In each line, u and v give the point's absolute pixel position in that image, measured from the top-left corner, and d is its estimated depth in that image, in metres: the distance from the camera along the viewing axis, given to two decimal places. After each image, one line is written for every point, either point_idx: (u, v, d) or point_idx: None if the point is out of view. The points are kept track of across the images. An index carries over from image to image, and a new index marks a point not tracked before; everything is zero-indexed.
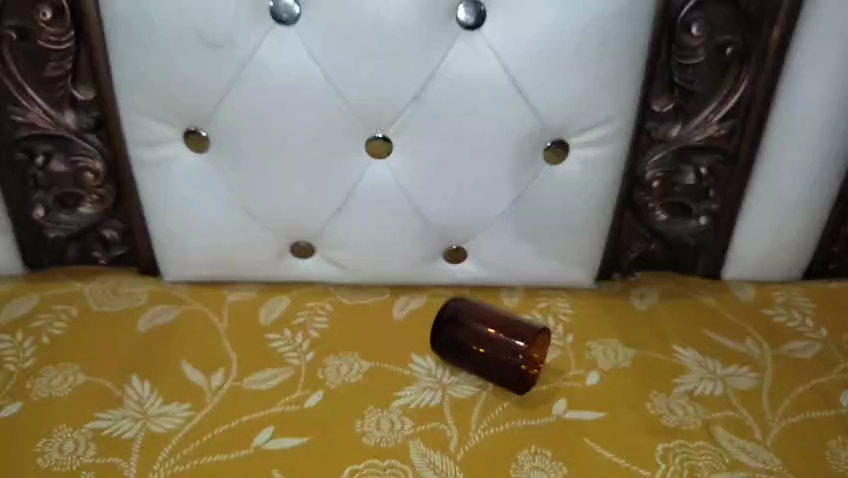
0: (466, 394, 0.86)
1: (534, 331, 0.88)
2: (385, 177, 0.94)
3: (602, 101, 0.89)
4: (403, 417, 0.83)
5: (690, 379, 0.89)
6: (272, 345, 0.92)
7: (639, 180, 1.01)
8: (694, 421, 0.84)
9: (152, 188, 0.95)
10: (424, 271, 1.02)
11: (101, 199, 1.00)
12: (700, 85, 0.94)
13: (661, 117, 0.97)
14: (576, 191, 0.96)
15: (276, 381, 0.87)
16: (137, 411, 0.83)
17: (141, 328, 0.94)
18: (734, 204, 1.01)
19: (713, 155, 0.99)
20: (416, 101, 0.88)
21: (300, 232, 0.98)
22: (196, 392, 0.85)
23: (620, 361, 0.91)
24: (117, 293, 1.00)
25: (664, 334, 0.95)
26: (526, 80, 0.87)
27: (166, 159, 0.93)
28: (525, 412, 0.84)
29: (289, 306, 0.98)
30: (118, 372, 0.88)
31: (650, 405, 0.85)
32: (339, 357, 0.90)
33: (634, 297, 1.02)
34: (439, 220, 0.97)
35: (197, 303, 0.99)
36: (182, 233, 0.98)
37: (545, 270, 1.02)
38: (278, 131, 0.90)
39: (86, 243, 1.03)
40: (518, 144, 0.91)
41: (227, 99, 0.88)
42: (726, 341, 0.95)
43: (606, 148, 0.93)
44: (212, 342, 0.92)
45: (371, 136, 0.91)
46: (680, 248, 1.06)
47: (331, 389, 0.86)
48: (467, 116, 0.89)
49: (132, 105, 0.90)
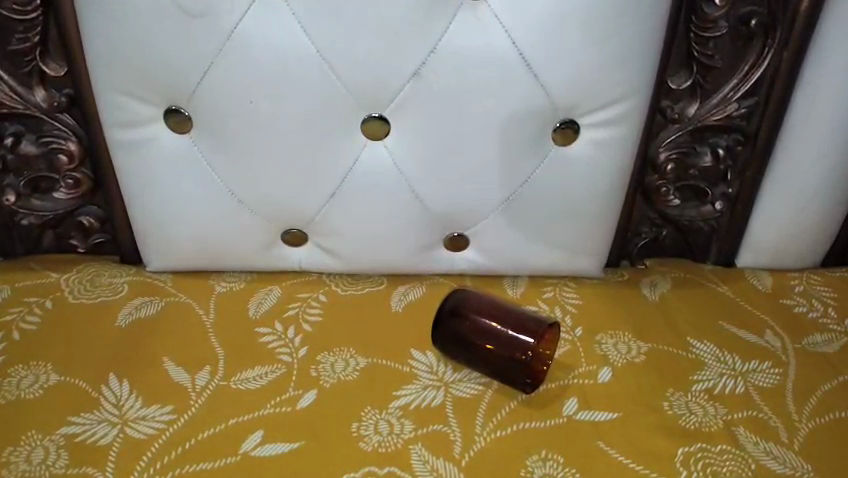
0: (469, 393, 0.80)
1: (544, 326, 0.82)
2: (382, 161, 0.88)
3: (617, 78, 0.82)
4: (402, 418, 0.77)
5: (708, 376, 0.83)
6: (263, 340, 0.86)
7: (652, 162, 0.95)
8: (715, 422, 0.78)
9: (130, 172, 0.88)
10: (423, 259, 0.96)
11: (77, 184, 0.94)
12: (721, 60, 0.88)
13: (677, 95, 0.91)
14: (586, 175, 0.89)
15: (266, 380, 0.81)
16: (115, 415, 0.77)
17: (121, 322, 0.88)
18: (752, 188, 0.95)
19: (730, 135, 0.94)
20: (415, 79, 0.82)
21: (291, 219, 0.92)
22: (179, 394, 0.79)
23: (633, 356, 0.85)
24: (95, 285, 0.93)
25: (677, 326, 0.90)
26: (536, 54, 0.80)
27: (145, 141, 0.86)
28: (534, 412, 0.78)
29: (280, 298, 0.92)
30: (95, 371, 0.82)
31: (667, 404, 0.80)
32: (333, 353, 0.84)
33: (645, 287, 0.97)
34: (440, 206, 0.91)
35: (183, 295, 0.93)
36: (164, 221, 0.92)
37: (551, 259, 0.96)
38: (266, 111, 0.83)
39: (63, 230, 0.98)
40: (525, 125, 0.85)
41: (210, 76, 0.81)
42: (745, 334, 0.89)
43: (620, 129, 0.86)
44: (198, 338, 0.86)
45: (367, 116, 0.85)
46: (692, 234, 1.01)
47: (325, 388, 0.80)
48: (471, 94, 0.82)
49: (106, 82, 0.83)
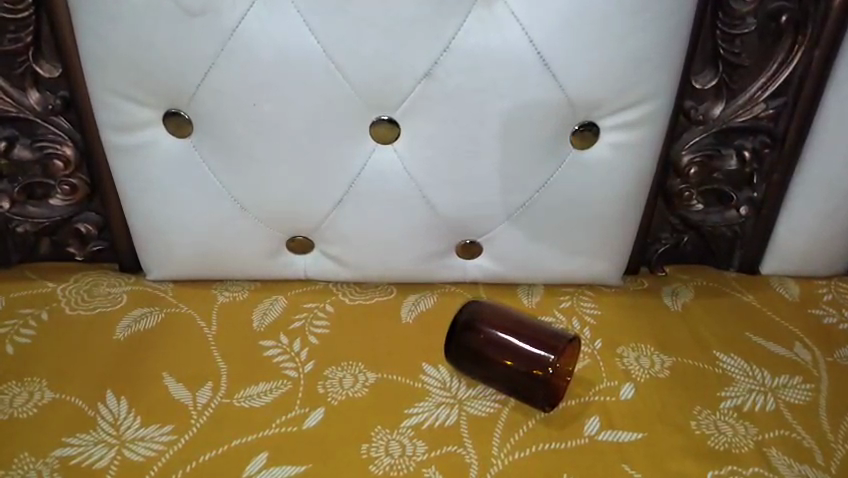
0: (485, 412, 0.76)
1: (564, 341, 0.78)
2: (392, 165, 0.84)
3: (641, 78, 0.78)
4: (415, 439, 0.73)
5: (737, 392, 0.79)
6: (268, 354, 0.82)
7: (674, 165, 0.91)
8: (746, 443, 0.74)
9: (128, 177, 0.85)
10: (433, 268, 0.92)
11: (74, 189, 0.90)
12: (748, 59, 0.84)
13: (702, 95, 0.86)
14: (606, 179, 0.85)
15: (271, 397, 0.77)
16: (111, 435, 0.73)
17: (119, 335, 0.84)
18: (779, 192, 0.91)
19: (757, 137, 0.89)
20: (427, 79, 0.77)
21: (296, 226, 0.88)
22: (179, 412, 0.75)
23: (656, 371, 0.81)
24: (93, 295, 0.90)
25: (702, 339, 0.86)
26: (555, 53, 0.76)
27: (144, 145, 0.83)
28: (553, 433, 0.74)
29: (285, 309, 0.89)
30: (92, 388, 0.78)
31: (694, 423, 0.75)
32: (340, 368, 0.81)
33: (667, 296, 0.93)
34: (452, 212, 0.87)
35: (184, 306, 0.89)
36: (164, 228, 0.88)
37: (568, 267, 0.92)
38: (271, 114, 0.79)
39: (60, 237, 0.94)
40: (542, 127, 0.81)
41: (211, 78, 0.77)
42: (773, 347, 0.85)
43: (643, 131, 0.82)
44: (200, 352, 0.82)
45: (375, 119, 0.81)
46: (715, 240, 0.97)
47: (333, 406, 0.76)
48: (486, 95, 0.78)
49: (102, 84, 0.79)
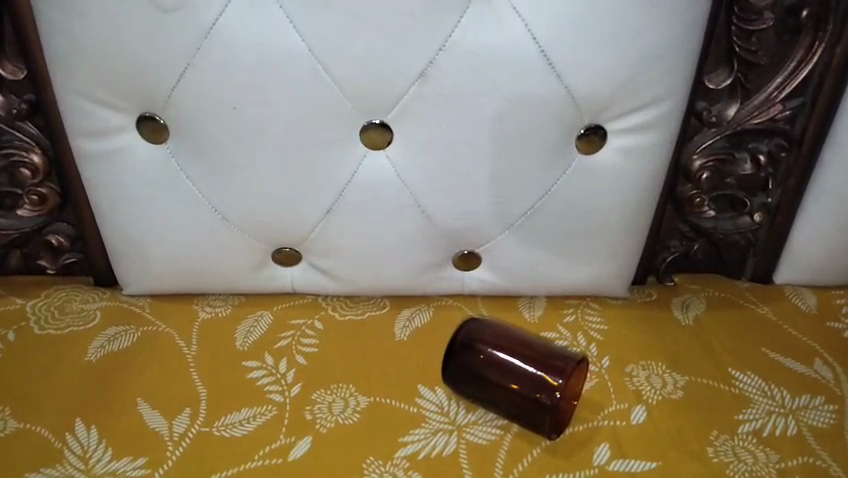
0: (486, 439, 0.70)
1: (572, 363, 0.72)
2: (384, 172, 0.78)
3: (653, 77, 0.72)
4: (411, 471, 0.67)
5: (756, 415, 0.74)
6: (252, 376, 0.76)
7: (685, 170, 0.85)
8: (768, 471, 0.68)
9: (100, 186, 0.79)
10: (429, 280, 0.86)
11: (43, 199, 0.84)
12: (764, 56, 0.78)
13: (715, 95, 0.81)
14: (614, 185, 0.79)
15: (255, 425, 0.71)
16: (80, 469, 0.68)
17: (90, 357, 0.78)
18: (795, 197, 0.85)
19: (772, 140, 0.84)
20: (422, 80, 0.71)
21: (282, 237, 0.82)
22: (154, 443, 0.70)
23: (669, 392, 0.76)
24: (65, 312, 0.84)
25: (717, 356, 0.80)
26: (560, 51, 0.70)
27: (116, 152, 0.76)
28: (560, 462, 0.69)
29: (271, 325, 0.83)
30: (60, 417, 0.72)
31: (712, 450, 0.70)
32: (330, 391, 0.75)
33: (677, 309, 0.87)
34: (449, 222, 0.81)
35: (162, 323, 0.83)
36: (141, 240, 0.82)
37: (573, 278, 0.86)
38: (253, 118, 0.73)
39: (30, 249, 0.88)
40: (546, 131, 0.75)
41: (187, 80, 0.71)
42: (792, 364, 0.80)
43: (654, 134, 0.76)
44: (178, 374, 0.76)
45: (366, 123, 0.75)
46: (727, 248, 0.91)
47: (321, 434, 0.71)
48: (484, 97, 0.72)
49: (69, 86, 0.73)
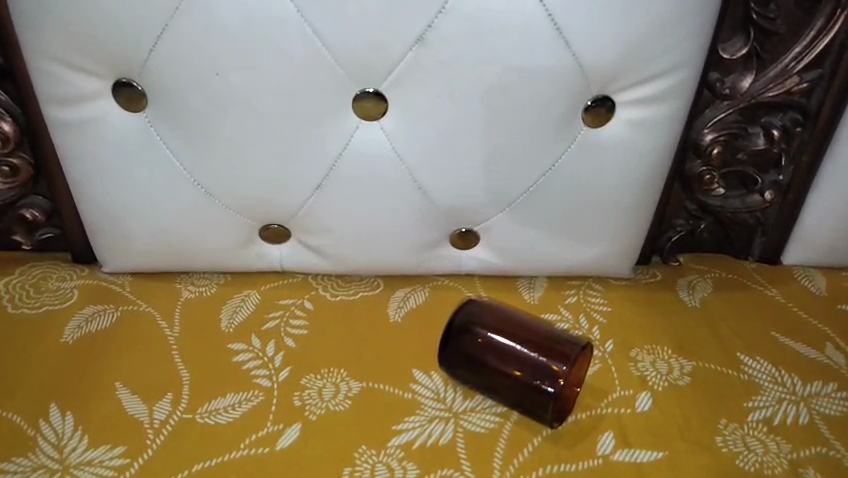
0: (484, 428, 0.67)
1: (576, 349, 0.68)
2: (378, 144, 0.73)
3: (666, 45, 0.68)
4: (405, 461, 0.64)
5: (766, 402, 0.71)
6: (238, 360, 0.72)
7: (695, 145, 0.81)
8: (779, 463, 0.65)
9: (75, 157, 0.74)
10: (425, 259, 0.82)
11: (15, 171, 0.79)
12: (783, 25, 0.74)
13: (729, 65, 0.76)
14: (621, 161, 0.75)
15: (241, 411, 0.68)
16: (54, 459, 0.64)
17: (66, 338, 0.74)
18: (808, 175, 0.81)
19: (787, 114, 0.79)
20: (419, 46, 0.66)
21: (269, 213, 0.78)
22: (134, 431, 0.66)
23: (676, 378, 0.73)
24: (40, 290, 0.79)
25: (725, 340, 0.77)
26: (568, 16, 0.65)
27: (91, 120, 0.71)
28: (562, 452, 0.65)
29: (259, 306, 0.79)
30: (34, 402, 0.68)
31: (720, 440, 0.67)
32: (320, 377, 0.71)
33: (683, 291, 0.84)
34: (446, 198, 0.77)
35: (143, 303, 0.79)
36: (120, 216, 0.77)
37: (576, 258, 0.82)
38: (237, 85, 0.68)
39: (4, 224, 0.83)
40: (551, 102, 0.70)
41: (166, 43, 0.66)
42: (803, 348, 0.76)
43: (666, 107, 0.72)
44: (160, 357, 0.73)
45: (360, 92, 0.70)
46: (735, 227, 0.87)
47: (311, 422, 0.67)
48: (486, 65, 0.67)
49: (39, 48, 0.67)
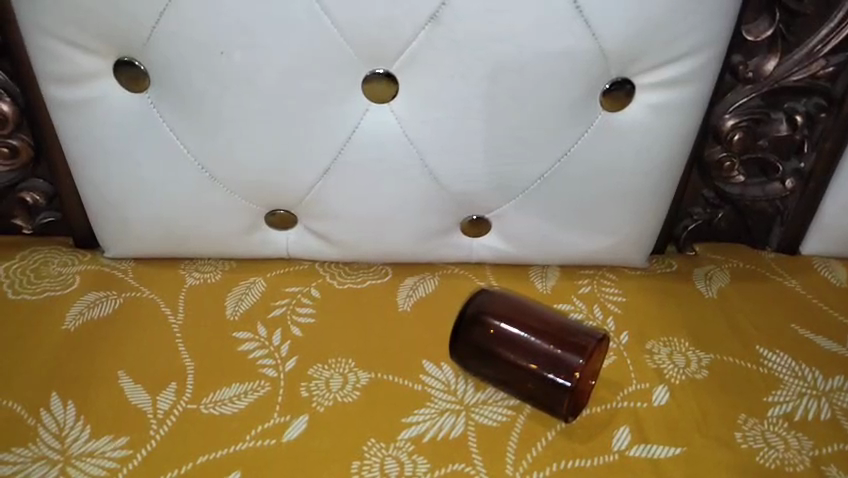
0: (496, 421, 0.65)
1: (592, 341, 0.66)
2: (388, 127, 0.71)
3: (689, 26, 0.65)
4: (415, 456, 0.62)
5: (786, 397, 0.69)
6: (243, 348, 0.71)
7: (715, 131, 0.78)
8: (801, 459, 0.64)
9: (75, 139, 0.71)
10: (435, 246, 0.80)
11: (15, 153, 0.77)
12: (810, 6, 0.71)
13: (753, 48, 0.73)
14: (639, 147, 0.72)
15: (247, 402, 0.66)
16: (55, 450, 0.62)
17: (68, 325, 0.72)
18: (831, 162, 0.79)
19: (811, 99, 0.77)
20: (433, 24, 0.64)
21: (276, 198, 0.76)
22: (137, 421, 0.64)
23: (693, 371, 0.71)
24: (41, 276, 0.77)
25: (743, 332, 0.75)
26: None
27: (92, 101, 0.69)
28: (577, 447, 0.64)
29: (264, 294, 0.77)
30: (35, 391, 0.66)
31: (739, 435, 0.65)
32: (327, 367, 0.69)
33: (699, 281, 0.81)
34: (458, 184, 0.74)
35: (147, 289, 0.77)
36: (123, 200, 0.75)
37: (590, 247, 0.80)
38: (242, 65, 0.65)
39: (4, 207, 0.81)
40: (568, 85, 0.68)
41: (169, 20, 0.63)
42: (823, 341, 0.74)
43: (687, 90, 0.69)
44: (164, 345, 0.71)
45: (370, 73, 0.68)
46: (753, 216, 0.85)
47: (319, 414, 0.65)
48: (502, 45, 0.65)
49: (38, 25, 0.65)
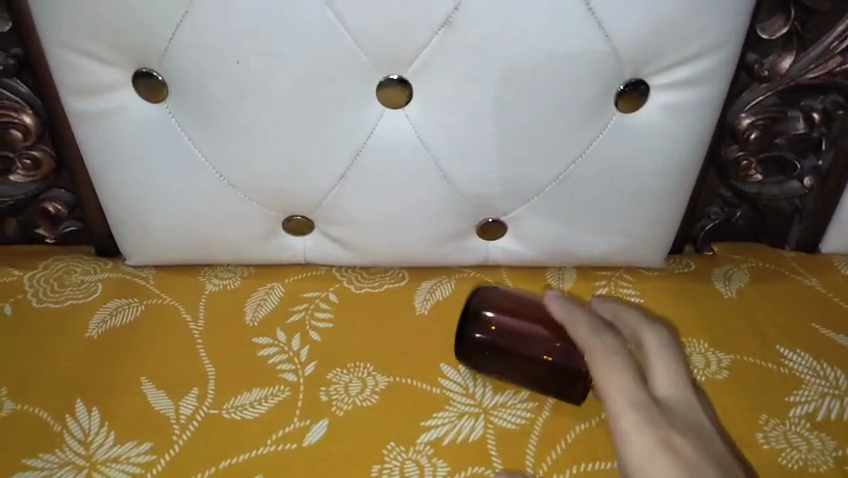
0: (516, 424, 0.66)
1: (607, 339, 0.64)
2: (403, 132, 0.71)
3: (703, 26, 0.65)
4: (435, 459, 0.63)
5: (808, 396, 0.69)
6: (263, 354, 0.71)
7: (731, 130, 0.78)
8: (824, 460, 0.64)
9: (96, 149, 0.73)
10: (451, 250, 0.80)
11: (37, 164, 0.78)
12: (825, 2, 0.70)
13: (768, 46, 0.73)
14: (654, 148, 0.72)
15: (267, 407, 0.67)
16: (81, 455, 0.63)
17: (91, 333, 0.73)
18: None
19: (828, 96, 0.76)
20: (446, 29, 0.64)
21: (293, 205, 0.77)
22: (160, 427, 0.65)
23: (714, 372, 0.71)
24: (64, 285, 0.79)
25: (762, 331, 0.75)
26: None
27: (112, 112, 0.70)
28: (595, 448, 0.65)
29: (283, 299, 0.77)
30: (60, 399, 0.67)
31: (762, 436, 0.66)
32: (346, 371, 0.70)
33: (718, 280, 0.81)
34: (473, 187, 0.75)
35: (167, 296, 0.78)
36: (143, 209, 0.76)
37: (606, 248, 0.80)
38: (258, 73, 0.66)
39: (27, 217, 0.82)
40: (582, 87, 0.68)
41: (187, 30, 0.64)
42: (844, 340, 0.74)
43: (702, 89, 0.69)
44: (185, 352, 0.72)
45: (384, 79, 0.68)
46: (772, 215, 0.84)
47: (338, 418, 0.66)
48: (515, 49, 0.65)
49: (59, 38, 0.66)
